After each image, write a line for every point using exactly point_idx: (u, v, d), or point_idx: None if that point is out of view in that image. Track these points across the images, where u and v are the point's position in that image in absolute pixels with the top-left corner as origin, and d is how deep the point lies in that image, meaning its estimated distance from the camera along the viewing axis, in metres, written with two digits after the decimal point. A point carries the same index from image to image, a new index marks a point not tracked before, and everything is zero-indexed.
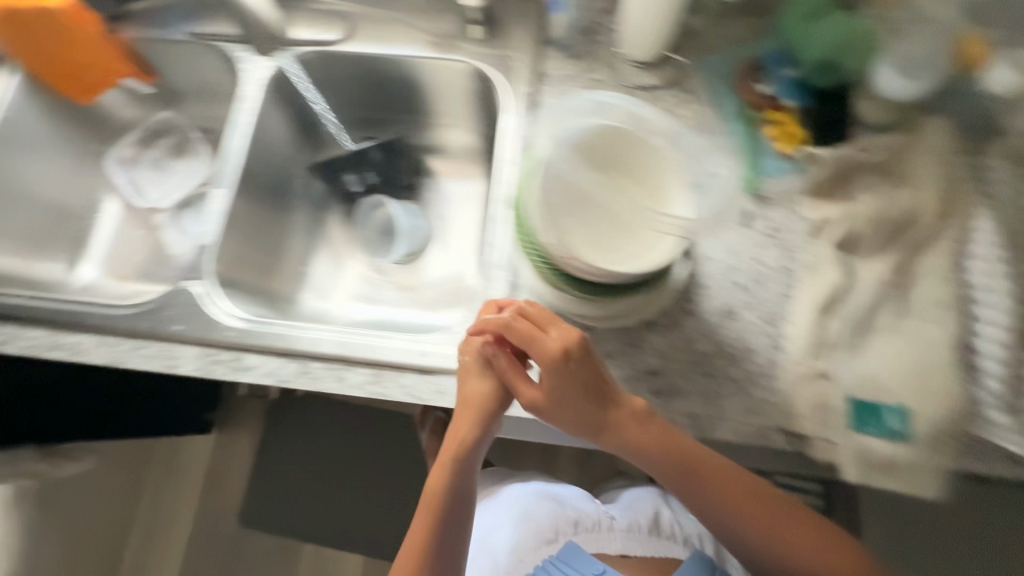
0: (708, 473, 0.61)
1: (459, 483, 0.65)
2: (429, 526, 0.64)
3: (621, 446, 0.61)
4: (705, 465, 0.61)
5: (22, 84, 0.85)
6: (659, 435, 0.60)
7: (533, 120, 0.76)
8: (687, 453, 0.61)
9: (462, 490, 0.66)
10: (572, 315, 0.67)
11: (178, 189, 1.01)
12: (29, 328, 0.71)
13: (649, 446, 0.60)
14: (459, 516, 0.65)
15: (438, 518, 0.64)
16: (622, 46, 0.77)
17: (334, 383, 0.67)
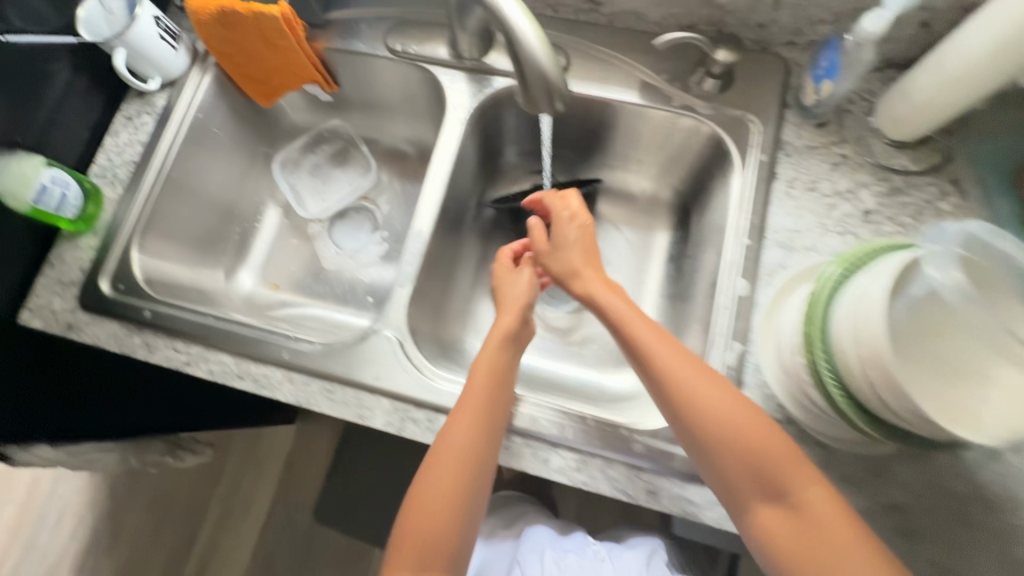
0: (720, 416, 0.54)
1: (490, 428, 0.59)
2: (460, 479, 0.57)
3: (695, 414, 0.55)
4: (720, 410, 0.54)
5: (211, 84, 0.81)
6: (710, 391, 0.55)
7: (768, 195, 0.68)
8: (700, 382, 0.56)
9: (489, 434, 0.59)
10: (808, 428, 0.60)
11: (336, 201, 0.96)
12: (218, 353, 0.68)
13: (698, 406, 0.55)
14: (483, 466, 0.58)
15: (464, 470, 0.57)
16: (884, 123, 0.67)
17: (537, 465, 0.62)
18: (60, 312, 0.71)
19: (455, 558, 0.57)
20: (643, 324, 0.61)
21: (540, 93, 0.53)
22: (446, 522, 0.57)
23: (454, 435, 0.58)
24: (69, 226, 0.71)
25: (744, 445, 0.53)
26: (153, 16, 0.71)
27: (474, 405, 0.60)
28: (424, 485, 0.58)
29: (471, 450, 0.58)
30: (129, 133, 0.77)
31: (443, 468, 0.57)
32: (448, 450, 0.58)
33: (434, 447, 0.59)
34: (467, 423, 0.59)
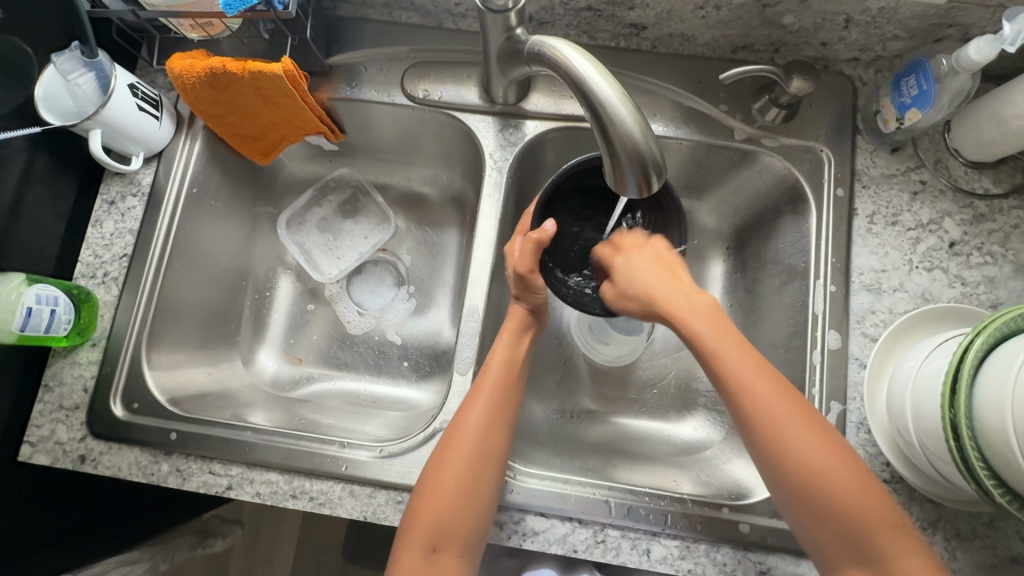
0: (809, 457, 0.49)
1: (501, 416, 0.57)
2: (470, 471, 0.53)
3: (761, 414, 0.50)
4: (802, 446, 0.49)
5: (202, 152, 0.71)
6: (791, 432, 0.49)
7: (849, 234, 0.63)
8: (790, 414, 0.50)
9: (502, 423, 0.57)
10: (927, 494, 0.55)
11: (353, 258, 0.84)
12: (264, 471, 0.60)
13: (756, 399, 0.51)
14: (493, 452, 0.55)
15: (472, 454, 0.54)
16: (965, 144, 0.62)
17: (638, 557, 0.57)
18: (69, 445, 0.61)
19: (461, 557, 0.52)
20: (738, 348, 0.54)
21: (633, 168, 0.43)
22: (458, 516, 0.52)
23: (468, 419, 0.56)
24: (64, 342, 0.62)
25: (824, 482, 0.48)
26: (129, 86, 0.61)
27: (490, 390, 0.58)
28: (440, 468, 0.54)
29: (482, 437, 0.55)
30: (114, 222, 0.67)
31: (459, 455, 0.54)
32: (465, 433, 0.55)
33: (448, 433, 0.56)
34: (485, 404, 0.57)
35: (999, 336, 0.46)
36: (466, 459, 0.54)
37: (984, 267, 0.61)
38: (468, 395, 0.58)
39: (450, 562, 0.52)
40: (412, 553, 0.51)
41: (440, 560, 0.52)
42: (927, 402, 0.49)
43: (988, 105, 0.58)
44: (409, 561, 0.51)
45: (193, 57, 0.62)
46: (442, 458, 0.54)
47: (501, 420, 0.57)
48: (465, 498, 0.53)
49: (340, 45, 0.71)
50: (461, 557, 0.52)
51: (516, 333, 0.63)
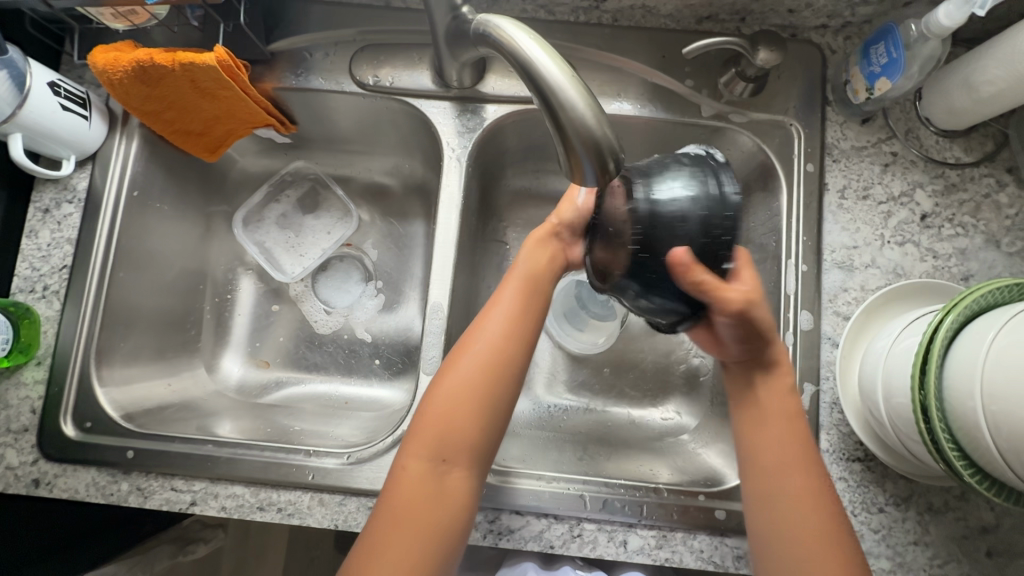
0: (779, 465, 0.51)
1: (522, 329, 0.55)
2: (486, 374, 0.53)
3: (755, 426, 0.54)
4: (783, 456, 0.51)
5: (141, 153, 0.67)
6: (772, 438, 0.53)
7: (820, 211, 0.61)
8: (782, 419, 0.53)
9: (520, 337, 0.55)
10: (900, 470, 0.55)
11: (316, 255, 0.80)
12: (229, 485, 0.58)
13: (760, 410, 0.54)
14: (512, 359, 0.54)
15: (486, 364, 0.53)
16: (935, 111, 0.61)
17: (616, 549, 0.56)
18: (20, 469, 0.58)
19: (471, 469, 0.52)
20: (778, 381, 0.55)
21: (589, 156, 0.41)
22: (467, 425, 0.52)
23: (484, 331, 0.55)
24: (6, 362, 0.58)
25: (788, 496, 0.50)
26: (49, 84, 0.56)
27: (510, 303, 0.56)
28: (451, 373, 0.53)
29: (499, 348, 0.54)
30: (50, 231, 0.63)
31: (472, 365, 0.53)
32: (480, 344, 0.54)
33: (460, 344, 0.55)
34: (506, 312, 0.56)
35: (971, 313, 0.44)
36: (478, 370, 0.53)
37: (955, 239, 0.60)
38: (487, 307, 0.57)
39: (458, 474, 0.51)
40: (419, 462, 0.51)
41: (449, 472, 0.51)
42: (897, 383, 0.48)
43: (959, 71, 0.56)
44: (417, 469, 0.51)
45: (118, 50, 0.58)
46: (457, 361, 0.54)
47: (521, 325, 0.55)
48: (475, 406, 0.52)
49: (281, 30, 0.67)
50: (472, 470, 0.52)
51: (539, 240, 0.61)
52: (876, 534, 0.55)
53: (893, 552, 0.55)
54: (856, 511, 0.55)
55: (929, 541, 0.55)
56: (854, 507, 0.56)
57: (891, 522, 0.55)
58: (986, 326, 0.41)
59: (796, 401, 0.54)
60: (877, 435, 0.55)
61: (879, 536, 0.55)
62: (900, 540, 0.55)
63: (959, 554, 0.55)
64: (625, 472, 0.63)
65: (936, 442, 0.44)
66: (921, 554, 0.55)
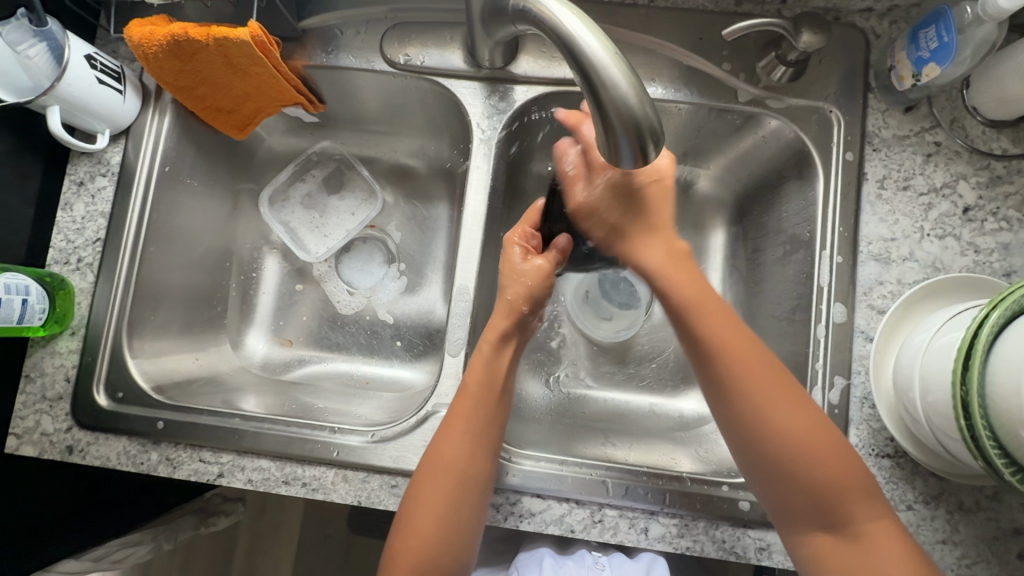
0: (743, 377, 0.51)
1: (484, 449, 0.53)
2: (454, 493, 0.52)
3: (734, 388, 0.51)
4: (743, 373, 0.51)
5: (173, 129, 0.67)
6: (758, 395, 0.50)
7: (857, 201, 0.60)
8: (728, 328, 0.53)
9: (485, 454, 0.54)
10: (929, 467, 0.54)
11: (340, 236, 0.81)
12: (255, 458, 0.59)
13: (736, 369, 0.51)
14: (479, 470, 0.53)
15: (456, 489, 0.51)
16: (984, 99, 0.58)
17: (636, 536, 0.56)
18: (55, 436, 0.60)
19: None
20: (650, 240, 0.57)
21: (628, 136, 0.40)
22: (437, 552, 0.51)
23: (445, 455, 0.53)
24: (42, 332, 0.59)
25: (794, 442, 0.49)
26: (86, 57, 0.56)
27: (470, 422, 0.54)
28: (419, 499, 0.52)
29: (465, 469, 0.52)
30: (84, 204, 0.64)
31: (436, 495, 0.52)
32: (447, 462, 0.52)
33: (424, 468, 0.53)
34: (468, 427, 0.54)
35: (1017, 309, 0.43)
36: (443, 497, 0.51)
37: (999, 233, 0.58)
38: (445, 423, 0.55)
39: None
40: None
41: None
42: (936, 378, 0.47)
43: (1012, 57, 0.54)
44: None
45: (153, 24, 0.58)
46: (422, 486, 0.52)
47: (484, 439, 0.54)
48: (444, 533, 0.51)
49: (313, 7, 0.66)
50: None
51: (494, 346, 0.58)
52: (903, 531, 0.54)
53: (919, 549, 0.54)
54: None
55: (957, 541, 0.54)
56: None
57: (920, 519, 0.54)
58: None
59: (677, 250, 0.57)
60: (907, 431, 0.54)
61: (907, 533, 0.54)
62: (928, 539, 0.54)
63: (988, 555, 0.54)
64: (646, 460, 0.63)
65: (975, 441, 0.43)
66: (948, 554, 0.54)
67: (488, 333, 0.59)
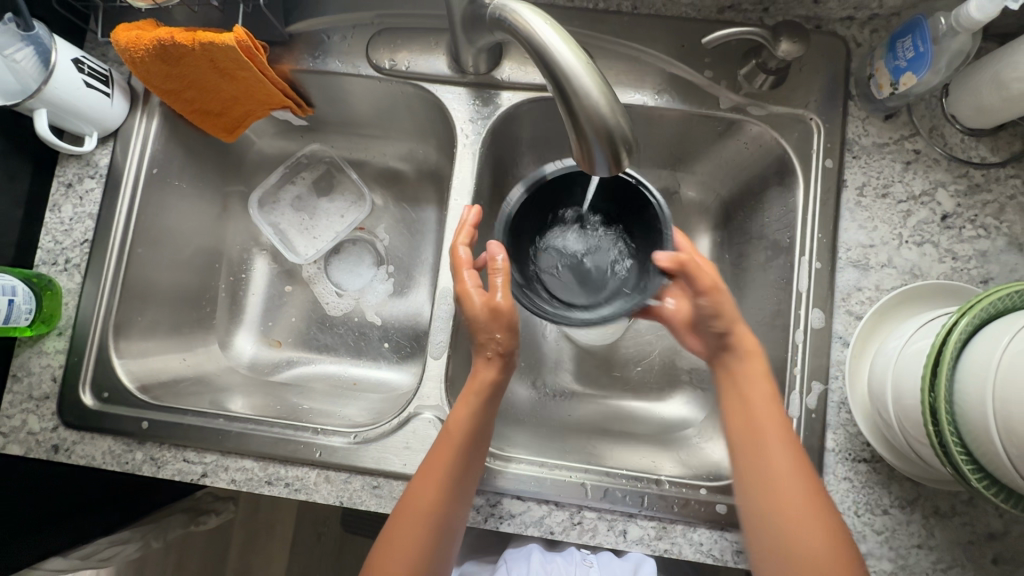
0: (780, 476, 0.48)
1: (460, 498, 0.52)
2: (424, 544, 0.50)
3: (750, 440, 0.51)
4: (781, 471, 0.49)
5: (161, 132, 0.68)
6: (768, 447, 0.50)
7: (837, 208, 0.60)
8: (775, 429, 0.50)
9: (461, 501, 0.52)
10: (904, 472, 0.55)
11: (329, 238, 0.81)
12: (239, 458, 0.60)
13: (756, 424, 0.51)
14: (451, 520, 0.51)
15: (430, 538, 0.50)
16: (963, 108, 0.59)
17: (615, 538, 0.57)
18: (41, 435, 0.60)
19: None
20: (754, 366, 0.54)
21: (601, 144, 0.40)
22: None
23: (422, 507, 0.51)
24: (29, 332, 0.60)
25: (788, 510, 0.47)
26: (73, 61, 0.57)
27: (448, 472, 0.52)
28: (387, 547, 0.50)
29: (442, 520, 0.51)
30: (73, 205, 0.65)
31: (409, 547, 0.50)
32: (419, 510, 0.51)
33: (398, 512, 0.51)
34: (445, 476, 0.51)
35: (986, 316, 0.43)
36: (416, 547, 0.50)
37: (976, 241, 0.58)
38: (423, 469, 0.53)
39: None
40: None
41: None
42: (907, 383, 0.47)
43: (988, 67, 0.54)
44: None
45: (140, 28, 0.59)
46: (393, 532, 0.50)
47: (461, 493, 0.52)
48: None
49: (300, 11, 0.67)
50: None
51: (480, 397, 0.55)
52: (878, 535, 0.55)
53: (895, 553, 0.54)
54: (859, 511, 0.55)
55: (932, 545, 0.54)
56: (857, 507, 0.55)
57: (895, 524, 0.55)
58: (1003, 330, 0.40)
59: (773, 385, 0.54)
60: (880, 438, 0.54)
61: (882, 537, 0.55)
62: (904, 543, 0.54)
63: (963, 559, 0.54)
64: (628, 463, 0.64)
65: (944, 446, 0.43)
66: (923, 558, 0.54)
67: (472, 381, 0.56)
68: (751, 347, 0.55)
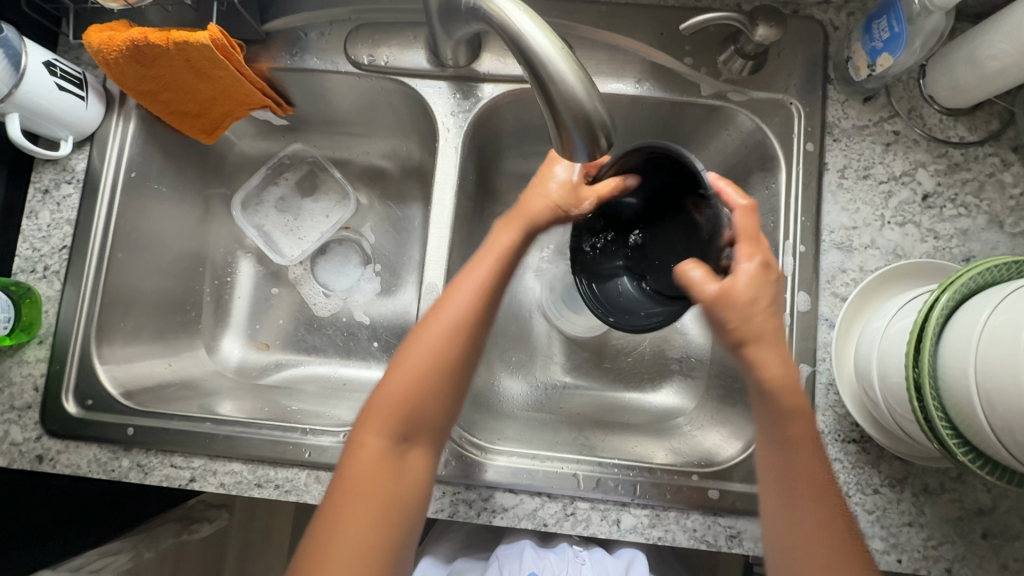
0: None
1: (490, 308, 0.55)
2: (454, 344, 0.52)
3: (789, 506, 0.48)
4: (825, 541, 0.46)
5: (138, 134, 0.67)
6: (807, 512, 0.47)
7: (819, 191, 0.60)
8: (817, 491, 0.47)
9: (489, 316, 0.55)
10: (889, 450, 0.55)
11: (315, 238, 0.81)
12: (227, 462, 0.59)
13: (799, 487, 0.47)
14: (478, 336, 0.54)
15: (458, 339, 0.52)
16: (939, 87, 0.59)
17: (609, 527, 0.57)
18: (24, 445, 0.59)
19: (430, 451, 0.51)
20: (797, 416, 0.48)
21: (580, 132, 0.40)
22: (429, 401, 0.51)
23: (453, 308, 0.53)
24: (8, 341, 0.59)
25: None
26: (44, 64, 0.56)
27: (481, 281, 0.54)
28: (412, 349, 0.52)
29: (466, 325, 0.53)
30: (50, 212, 0.64)
31: (437, 341, 0.52)
32: (450, 312, 0.53)
33: (428, 318, 0.53)
34: (475, 289, 0.54)
35: (965, 293, 0.43)
36: (447, 343, 0.52)
37: (957, 219, 0.59)
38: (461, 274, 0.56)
39: (418, 450, 0.50)
40: (376, 442, 0.49)
41: (406, 448, 0.50)
42: (892, 362, 0.47)
43: (963, 46, 0.55)
44: (373, 448, 0.49)
45: (112, 30, 0.58)
46: (422, 341, 0.52)
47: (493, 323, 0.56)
48: (440, 382, 0.51)
49: (276, 9, 0.66)
50: (430, 446, 0.52)
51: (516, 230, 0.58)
52: (868, 514, 0.55)
53: (885, 531, 0.55)
54: (850, 492, 0.55)
55: (922, 523, 0.55)
56: (847, 487, 0.56)
57: (886, 503, 0.55)
58: (982, 304, 0.41)
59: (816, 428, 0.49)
60: (866, 417, 0.55)
61: (873, 516, 0.55)
62: (895, 522, 0.55)
63: (952, 534, 0.54)
64: (620, 453, 0.64)
65: (929, 423, 0.43)
66: (914, 535, 0.55)
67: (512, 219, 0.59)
68: (796, 402, 0.48)
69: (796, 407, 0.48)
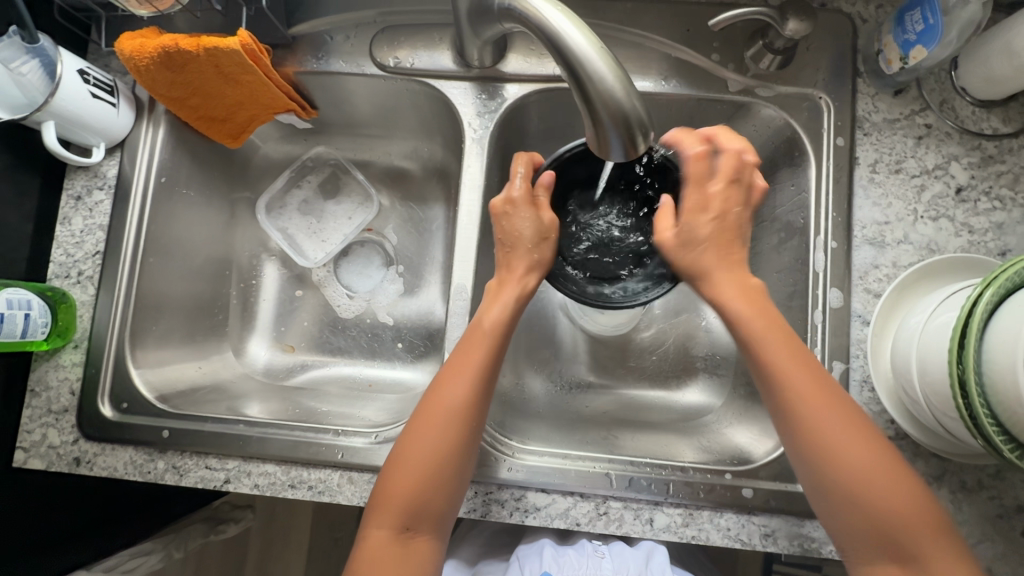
0: (876, 486, 0.45)
1: (486, 392, 0.53)
2: (452, 439, 0.51)
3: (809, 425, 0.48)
4: (858, 457, 0.46)
5: (167, 139, 0.68)
6: (831, 424, 0.47)
7: (850, 185, 0.60)
8: (831, 404, 0.48)
9: (484, 401, 0.53)
10: (925, 447, 0.55)
11: (337, 240, 0.81)
12: (261, 463, 0.60)
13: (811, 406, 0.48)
14: (478, 423, 0.52)
15: (456, 435, 0.51)
16: (973, 78, 0.58)
17: (642, 526, 0.57)
18: (62, 448, 0.60)
19: (436, 536, 0.51)
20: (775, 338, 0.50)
21: (616, 130, 0.40)
22: (431, 492, 0.50)
23: (449, 396, 0.52)
24: (45, 346, 0.60)
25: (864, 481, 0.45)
26: (79, 72, 0.57)
27: (478, 365, 0.53)
28: (412, 443, 0.51)
29: (464, 414, 0.52)
30: (83, 218, 0.64)
31: (436, 434, 0.51)
32: (444, 403, 0.52)
33: (423, 408, 0.53)
34: (470, 375, 0.53)
35: (1011, 287, 0.43)
36: (448, 437, 0.51)
37: (992, 213, 0.58)
38: (452, 361, 0.54)
39: (423, 541, 0.50)
40: (380, 534, 0.49)
41: (414, 540, 0.50)
42: (934, 358, 0.47)
43: (999, 36, 0.54)
44: (378, 541, 0.49)
45: (143, 37, 0.59)
46: (418, 437, 0.51)
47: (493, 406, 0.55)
48: (438, 472, 0.50)
49: (301, 13, 0.67)
50: (435, 534, 0.51)
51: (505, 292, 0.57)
52: None
53: None
54: None
55: (960, 520, 0.54)
56: None
57: None
58: None
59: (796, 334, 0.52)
60: (903, 414, 0.54)
61: None
62: None
63: (991, 532, 0.54)
64: (648, 452, 0.63)
65: (975, 421, 0.43)
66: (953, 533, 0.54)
67: (507, 276, 0.58)
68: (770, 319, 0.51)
69: (777, 332, 0.51)
